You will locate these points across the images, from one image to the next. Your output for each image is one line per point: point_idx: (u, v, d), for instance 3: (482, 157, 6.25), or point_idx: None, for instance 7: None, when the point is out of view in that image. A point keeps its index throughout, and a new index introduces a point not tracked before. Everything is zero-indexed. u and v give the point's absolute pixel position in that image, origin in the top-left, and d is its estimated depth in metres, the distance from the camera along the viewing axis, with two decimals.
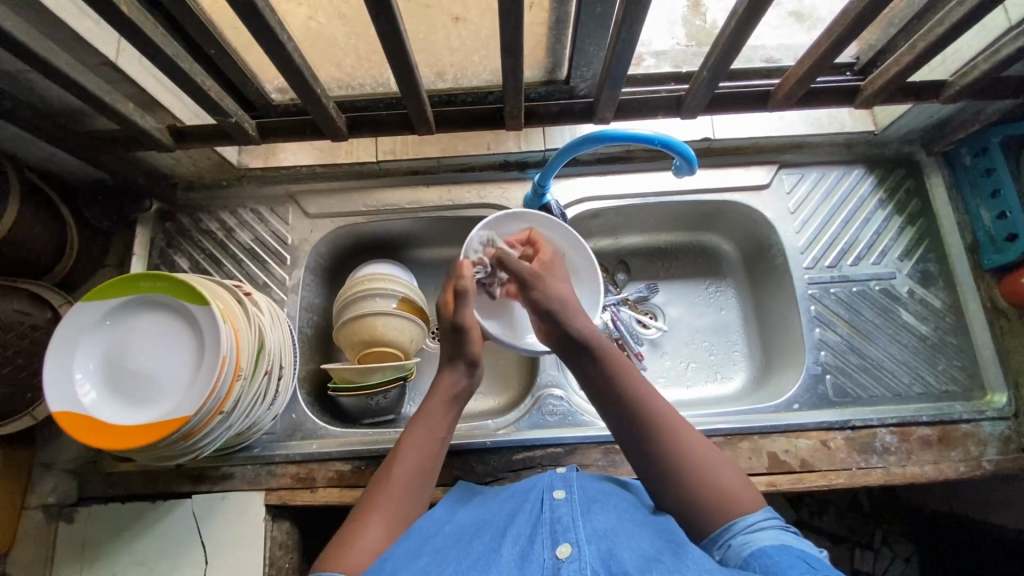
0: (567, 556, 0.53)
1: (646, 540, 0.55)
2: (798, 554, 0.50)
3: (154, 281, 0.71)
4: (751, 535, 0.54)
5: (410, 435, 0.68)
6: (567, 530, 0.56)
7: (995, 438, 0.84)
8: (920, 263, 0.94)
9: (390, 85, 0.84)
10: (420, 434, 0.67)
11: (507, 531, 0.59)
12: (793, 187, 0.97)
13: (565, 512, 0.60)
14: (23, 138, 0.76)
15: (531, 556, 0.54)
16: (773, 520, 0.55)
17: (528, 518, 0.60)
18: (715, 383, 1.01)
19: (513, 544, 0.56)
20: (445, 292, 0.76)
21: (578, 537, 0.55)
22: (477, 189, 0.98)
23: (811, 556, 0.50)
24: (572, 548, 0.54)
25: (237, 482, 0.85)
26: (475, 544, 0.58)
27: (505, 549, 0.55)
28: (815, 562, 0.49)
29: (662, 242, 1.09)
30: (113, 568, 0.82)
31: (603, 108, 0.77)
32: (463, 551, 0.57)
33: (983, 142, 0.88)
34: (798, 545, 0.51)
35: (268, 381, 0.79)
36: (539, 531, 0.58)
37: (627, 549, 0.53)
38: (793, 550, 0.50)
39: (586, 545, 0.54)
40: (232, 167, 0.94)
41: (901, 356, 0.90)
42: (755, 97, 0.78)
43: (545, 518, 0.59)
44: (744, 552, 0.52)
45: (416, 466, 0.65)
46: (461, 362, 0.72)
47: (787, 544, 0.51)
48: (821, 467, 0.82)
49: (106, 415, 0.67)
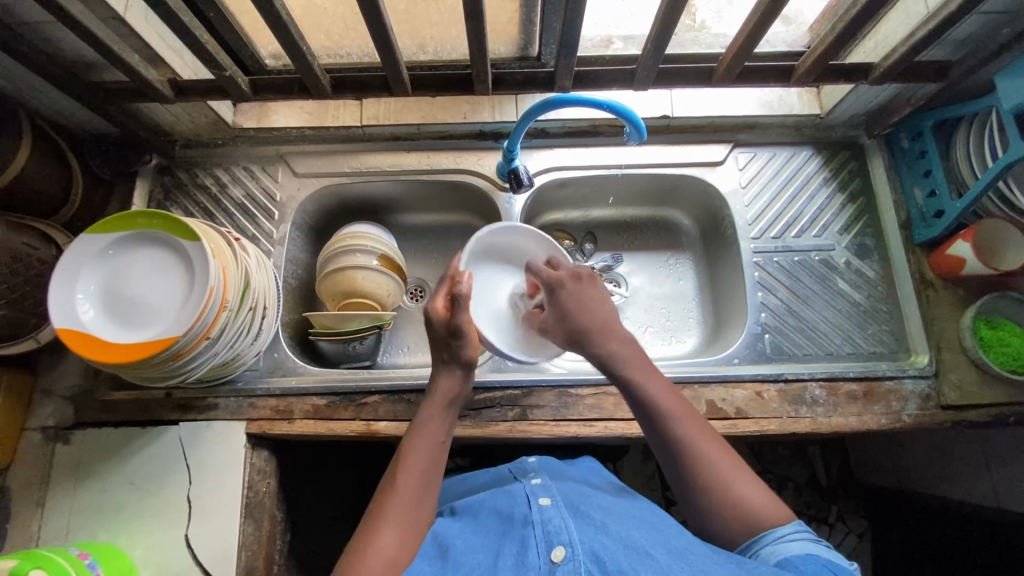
0: (561, 559, 0.57)
1: (632, 536, 0.60)
2: (824, 564, 0.58)
3: (156, 219, 0.79)
4: (781, 544, 0.61)
5: (412, 446, 0.70)
6: (559, 531, 0.60)
7: (916, 394, 0.92)
8: (859, 237, 1.02)
9: (374, 56, 0.92)
10: (420, 444, 0.70)
11: (500, 546, 0.61)
12: (746, 164, 1.05)
13: (554, 515, 0.63)
14: (39, 87, 0.84)
15: (527, 564, 0.57)
16: (805, 533, 0.62)
17: (517, 526, 0.64)
18: (669, 346, 1.09)
19: (508, 556, 0.59)
20: (438, 298, 0.77)
21: (571, 538, 0.59)
22: (453, 156, 1.05)
23: (834, 564, 0.58)
24: (566, 549, 0.57)
25: (221, 412, 0.92)
26: (468, 559, 0.61)
27: (502, 563, 0.58)
28: (838, 571, 0.57)
29: (627, 216, 1.17)
30: (105, 486, 0.90)
31: (563, 77, 0.85)
32: (462, 563, 0.60)
33: (918, 126, 0.96)
34: (825, 555, 0.59)
35: (252, 316, 0.87)
36: (531, 536, 0.61)
37: (619, 548, 0.57)
38: (820, 560, 0.58)
39: (579, 545, 0.58)
40: (227, 126, 1.01)
41: (835, 320, 0.98)
42: (700, 73, 0.86)
43: (534, 523, 0.63)
44: (774, 560, 0.60)
45: (420, 475, 0.68)
46: (459, 367, 0.75)
47: (814, 555, 0.59)
48: (755, 414, 0.91)
49: (104, 333, 0.75)
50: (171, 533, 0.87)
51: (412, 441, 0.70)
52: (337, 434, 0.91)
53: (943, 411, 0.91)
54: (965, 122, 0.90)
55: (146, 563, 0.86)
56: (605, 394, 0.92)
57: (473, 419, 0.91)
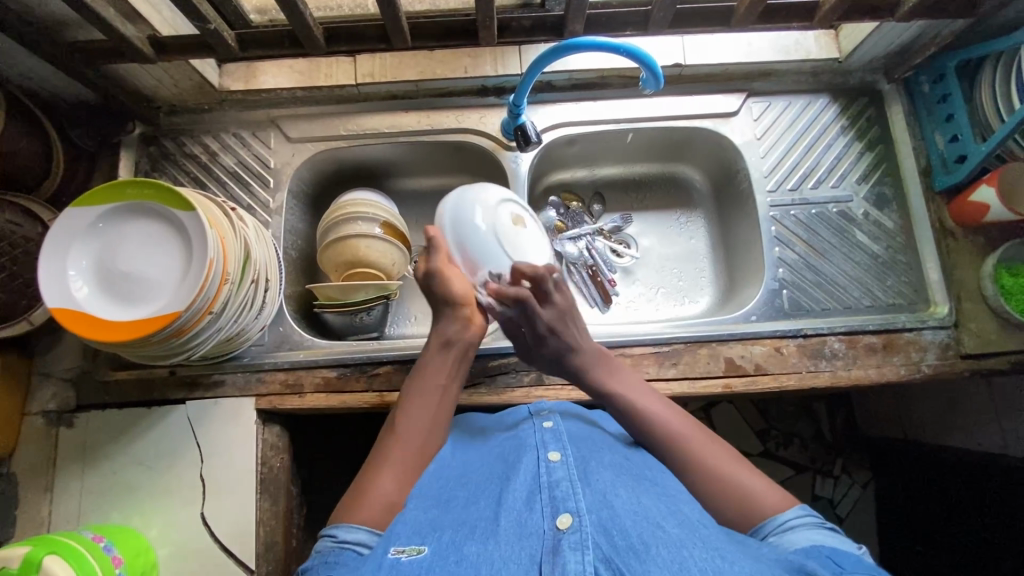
0: (567, 526, 0.53)
1: (644, 503, 0.56)
2: (827, 553, 0.53)
3: (137, 188, 0.74)
4: (782, 535, 0.57)
5: (412, 389, 0.71)
6: (567, 498, 0.56)
7: (935, 344, 0.91)
8: (877, 186, 0.99)
9: (367, 7, 0.87)
10: (425, 385, 0.71)
11: (503, 498, 0.59)
12: (760, 114, 1.01)
13: (562, 476, 0.60)
14: (7, 50, 0.78)
15: (530, 527, 0.54)
16: (807, 521, 0.58)
17: (523, 480, 0.61)
18: (682, 307, 1.07)
19: (512, 513, 0.56)
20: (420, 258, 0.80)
21: (579, 506, 0.55)
22: (455, 115, 1.00)
23: (838, 554, 0.53)
24: (573, 518, 0.54)
25: (228, 389, 0.90)
26: (471, 511, 0.58)
27: (504, 518, 0.56)
28: (842, 560, 0.52)
29: (636, 174, 1.13)
30: (115, 467, 0.88)
31: (573, 21, 0.79)
32: (464, 518, 0.57)
33: (939, 68, 0.92)
34: (828, 544, 0.54)
35: (255, 289, 0.83)
36: (537, 496, 0.58)
37: (628, 519, 0.53)
38: (822, 549, 0.53)
39: (586, 515, 0.54)
40: (213, 90, 0.95)
41: (853, 273, 0.96)
42: (717, 13, 0.81)
43: (541, 483, 0.60)
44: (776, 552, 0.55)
45: (423, 419, 0.69)
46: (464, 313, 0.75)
47: (817, 544, 0.54)
48: (774, 370, 0.89)
49: (99, 309, 0.71)
50: (186, 512, 0.86)
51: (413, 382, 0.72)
52: (350, 406, 0.89)
53: (962, 360, 0.90)
54: (992, 63, 0.86)
55: (164, 542, 0.85)
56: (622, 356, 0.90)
57: (488, 385, 0.89)
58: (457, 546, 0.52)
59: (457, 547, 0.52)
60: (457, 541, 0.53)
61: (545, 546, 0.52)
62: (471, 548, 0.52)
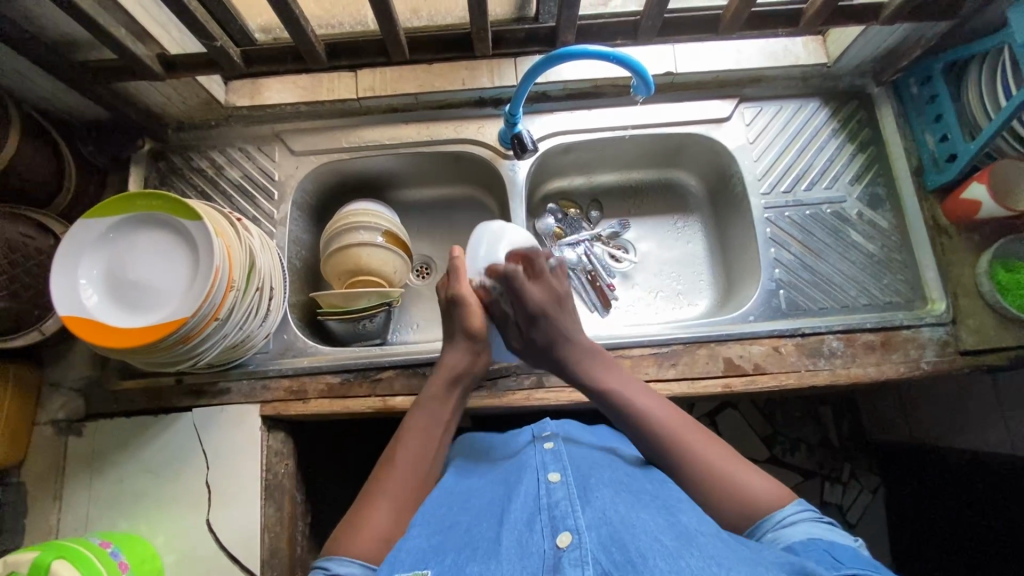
0: (567, 544, 0.52)
1: (644, 518, 0.55)
2: (824, 548, 0.53)
3: (126, 200, 0.77)
4: (781, 530, 0.58)
5: (414, 421, 0.72)
6: (565, 516, 0.56)
7: (934, 341, 0.91)
8: (870, 187, 1.01)
9: (367, 24, 0.91)
10: (422, 417, 0.73)
11: (504, 518, 0.59)
12: (752, 119, 1.03)
13: (561, 496, 0.60)
14: (23, 70, 0.81)
15: (531, 547, 0.54)
16: (805, 515, 0.59)
17: (523, 502, 0.61)
18: (681, 310, 1.08)
19: (513, 533, 0.56)
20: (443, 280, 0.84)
21: (578, 523, 0.55)
22: (454, 126, 1.03)
23: (837, 548, 0.53)
24: (572, 535, 0.53)
25: (234, 396, 0.91)
26: (476, 532, 0.59)
27: (505, 538, 0.56)
28: (841, 553, 0.52)
29: (633, 180, 1.15)
30: (122, 475, 0.89)
31: (565, 30, 0.82)
32: (468, 539, 0.58)
33: (926, 70, 0.94)
34: (826, 538, 0.55)
35: (260, 298, 0.85)
36: (538, 517, 0.58)
37: (627, 531, 0.53)
38: (820, 544, 0.54)
39: (586, 532, 0.54)
40: (220, 106, 0.98)
41: (849, 272, 0.97)
42: (705, 21, 0.84)
43: (541, 503, 0.59)
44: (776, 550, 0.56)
45: (419, 449, 0.69)
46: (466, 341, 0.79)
47: (814, 539, 0.55)
48: (773, 369, 0.90)
49: (107, 317, 0.73)
50: (191, 519, 0.87)
51: (418, 412, 0.73)
52: (353, 411, 0.91)
53: (962, 356, 0.90)
54: (977, 63, 0.88)
55: (169, 549, 0.86)
56: (622, 357, 0.91)
57: (489, 389, 0.90)
58: (460, 567, 0.53)
59: (459, 566, 0.53)
60: (459, 563, 0.54)
61: (545, 565, 0.51)
62: (472, 568, 0.52)
